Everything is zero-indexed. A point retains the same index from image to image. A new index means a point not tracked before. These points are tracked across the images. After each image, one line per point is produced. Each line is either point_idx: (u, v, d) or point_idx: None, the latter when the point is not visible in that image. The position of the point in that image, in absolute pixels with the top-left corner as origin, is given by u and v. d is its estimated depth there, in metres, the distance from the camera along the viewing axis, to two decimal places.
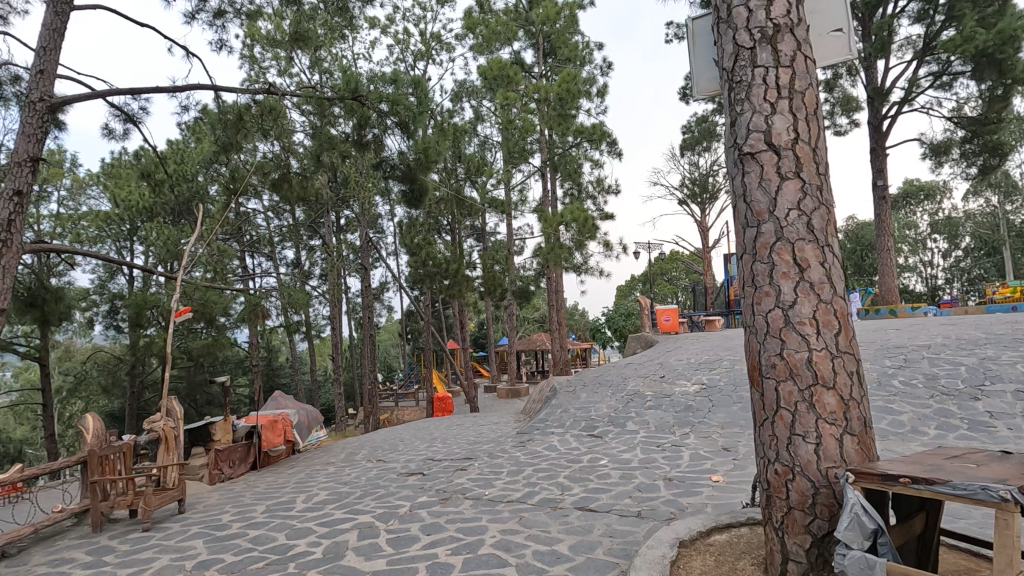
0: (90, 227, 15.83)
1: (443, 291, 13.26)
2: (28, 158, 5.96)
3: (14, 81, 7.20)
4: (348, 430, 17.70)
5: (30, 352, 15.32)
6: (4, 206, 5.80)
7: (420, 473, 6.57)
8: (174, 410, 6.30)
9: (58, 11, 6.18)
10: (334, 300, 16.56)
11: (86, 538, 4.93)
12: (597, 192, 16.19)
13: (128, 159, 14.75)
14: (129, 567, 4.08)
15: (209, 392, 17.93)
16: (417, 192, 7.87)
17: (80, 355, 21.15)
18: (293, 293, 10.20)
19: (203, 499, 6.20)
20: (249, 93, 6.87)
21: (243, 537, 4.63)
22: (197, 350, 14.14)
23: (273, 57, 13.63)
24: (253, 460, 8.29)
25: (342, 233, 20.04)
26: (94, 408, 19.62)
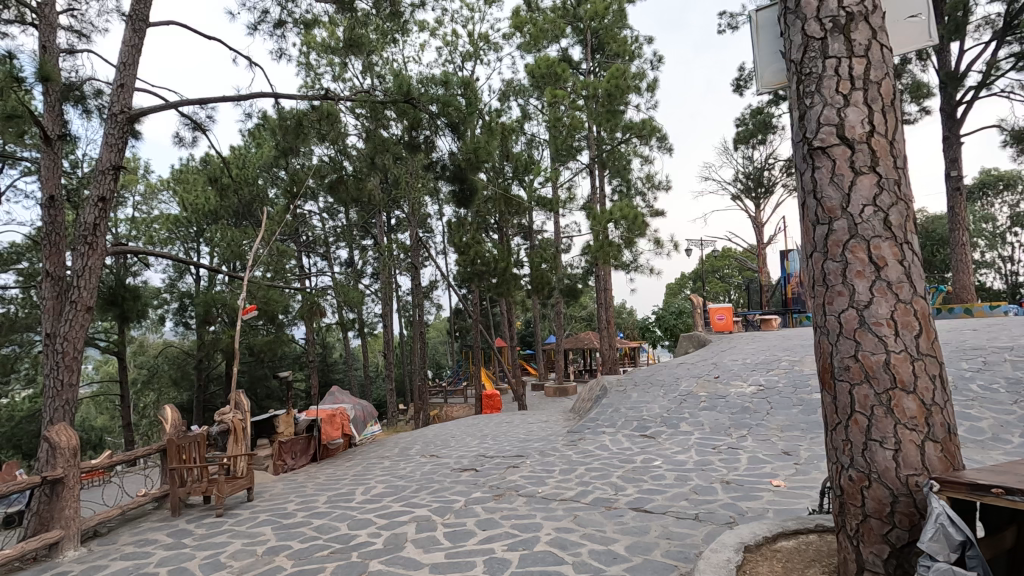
0: (162, 229, 16.86)
1: (492, 289, 13.37)
2: (110, 167, 6.41)
3: (97, 95, 7.78)
4: (400, 425, 18.17)
5: (109, 346, 16.48)
6: (90, 212, 6.29)
7: (473, 469, 6.68)
8: (242, 403, 6.66)
9: (136, 28, 6.63)
10: (385, 298, 17.01)
11: (167, 521, 5.27)
12: (646, 189, 15.97)
13: (196, 165, 15.66)
14: (206, 550, 4.34)
15: (269, 386, 18.80)
16: (467, 191, 7.95)
17: (153, 350, 22.58)
18: (348, 292, 10.54)
19: (269, 489, 6.52)
20: (307, 99, 7.17)
21: (307, 526, 4.83)
22: (259, 346, 14.88)
23: (328, 63, 14.10)
24: (313, 452, 8.63)
25: (393, 233, 20.54)
26: (165, 399, 20.93)
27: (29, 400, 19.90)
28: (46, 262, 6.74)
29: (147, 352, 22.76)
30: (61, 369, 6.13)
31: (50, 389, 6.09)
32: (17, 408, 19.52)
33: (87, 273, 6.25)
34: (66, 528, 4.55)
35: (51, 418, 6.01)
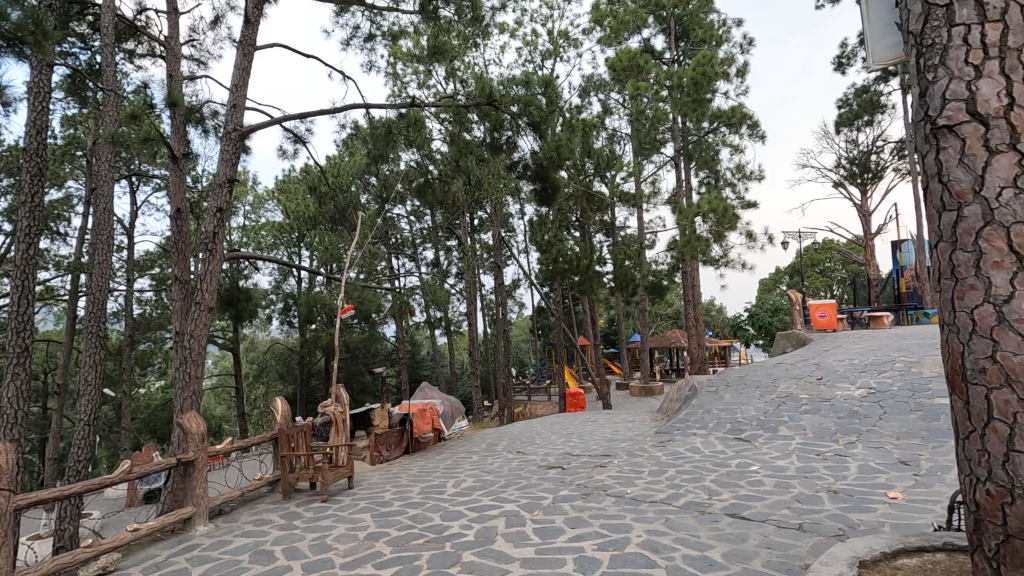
0: (269, 236, 18.35)
1: (574, 287, 13.27)
2: (226, 180, 7.07)
3: (214, 116, 8.61)
4: (485, 421, 18.57)
5: (226, 343, 18.18)
6: (211, 221, 6.98)
7: (559, 466, 6.69)
8: (342, 397, 7.11)
9: (245, 53, 7.25)
10: (470, 296, 17.43)
11: (279, 503, 5.74)
12: (737, 179, 15.19)
13: (297, 175, 16.89)
14: (314, 532, 4.68)
15: (364, 381, 19.91)
16: (549, 189, 7.95)
17: (262, 347, 24.66)
18: (435, 292, 10.91)
19: (367, 478, 6.92)
20: (395, 107, 7.51)
21: (403, 515, 5.07)
22: (354, 342, 15.81)
23: (414, 72, 14.67)
24: (406, 445, 9.02)
25: (476, 233, 20.99)
26: (273, 392, 22.75)
27: (162, 390, 22.42)
28: (175, 267, 7.53)
29: (257, 348, 24.87)
30: (189, 363, 6.85)
31: (180, 380, 6.82)
32: (153, 398, 22.07)
33: (209, 276, 6.93)
34: (197, 505, 5.07)
35: (182, 407, 6.73)
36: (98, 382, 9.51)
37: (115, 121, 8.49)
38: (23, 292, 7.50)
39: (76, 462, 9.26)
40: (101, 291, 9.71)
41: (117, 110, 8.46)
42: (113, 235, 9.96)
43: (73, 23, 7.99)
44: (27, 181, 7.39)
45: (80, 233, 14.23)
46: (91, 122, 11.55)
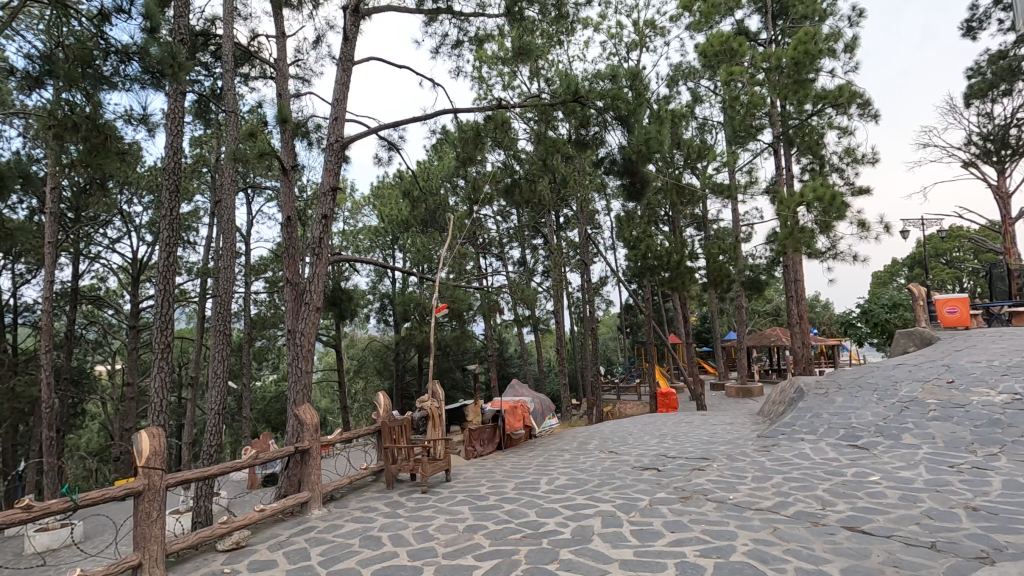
0: (366, 239, 19.39)
1: (665, 284, 12.82)
2: (329, 189, 7.60)
3: (317, 128, 9.27)
4: (574, 420, 18.47)
5: (330, 340, 19.50)
6: (317, 227, 7.55)
7: (655, 468, 6.53)
8: (438, 392, 7.38)
9: (344, 68, 7.73)
10: (557, 295, 17.41)
11: (383, 492, 6.09)
12: (845, 163, 13.99)
13: (391, 181, 17.76)
14: (416, 521, 4.90)
15: (454, 377, 20.52)
16: (638, 184, 7.77)
17: (361, 344, 26.14)
18: (524, 290, 10.99)
19: (463, 472, 7.13)
20: (482, 111, 7.67)
21: (499, 509, 5.18)
22: (447, 340, 16.37)
23: (499, 74, 14.89)
24: (499, 440, 9.23)
25: (562, 231, 20.95)
26: (372, 387, 24.06)
27: (275, 384, 24.46)
28: (287, 270, 8.14)
29: (357, 345, 26.41)
30: (301, 360, 7.41)
31: (293, 375, 7.38)
32: (268, 390, 24.13)
33: (317, 278, 7.45)
34: (312, 490, 5.50)
35: (295, 399, 7.30)
36: (224, 376, 10.56)
37: (235, 140, 9.35)
38: (165, 294, 8.51)
39: (209, 448, 10.34)
40: (226, 294, 10.77)
41: (236, 130, 9.33)
42: (236, 243, 11.00)
43: (199, 54, 8.92)
44: (167, 197, 8.39)
45: (206, 242, 15.86)
46: (213, 141, 12.83)
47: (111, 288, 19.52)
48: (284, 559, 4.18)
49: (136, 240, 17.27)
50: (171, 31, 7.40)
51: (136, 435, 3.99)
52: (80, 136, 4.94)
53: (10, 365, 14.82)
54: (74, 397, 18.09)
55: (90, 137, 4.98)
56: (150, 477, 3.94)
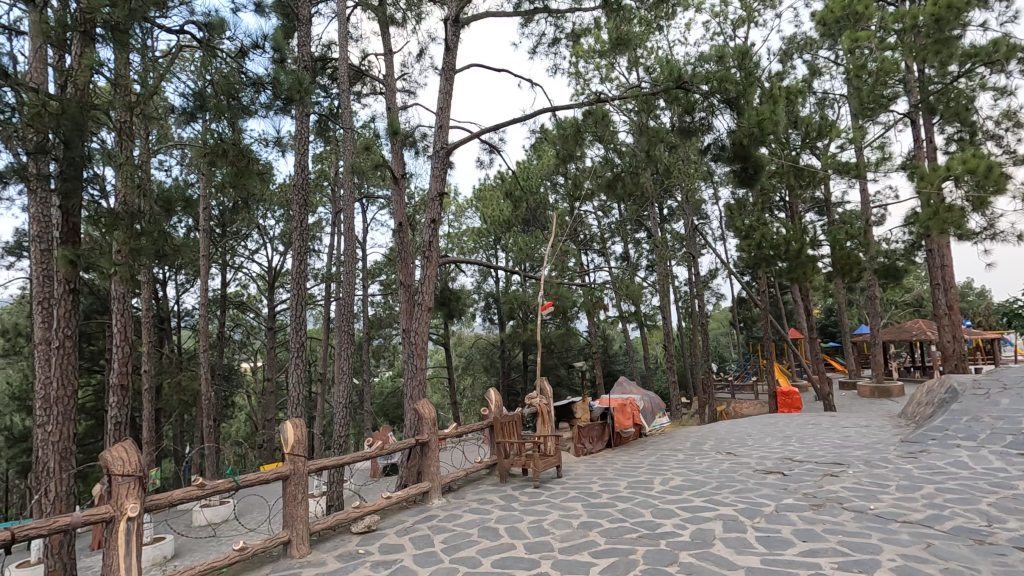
0: (470, 240, 20.06)
1: (783, 274, 11.91)
2: (437, 194, 7.95)
3: (424, 137, 9.77)
4: (686, 420, 17.72)
5: (440, 338, 20.41)
6: (427, 231, 7.93)
7: (780, 472, 6.11)
8: (546, 388, 7.46)
9: (447, 77, 8.05)
10: (662, 289, 16.83)
11: (497, 485, 6.28)
12: (1003, 128, 12.12)
13: (492, 183, 18.20)
14: (531, 515, 5.00)
15: (559, 374, 20.58)
16: (751, 169, 7.29)
17: (468, 342, 27.07)
18: (629, 286, 10.75)
19: (574, 469, 7.15)
20: (580, 106, 7.61)
21: (613, 507, 5.14)
22: (551, 337, 16.44)
23: (596, 68, 14.69)
24: (608, 438, 9.15)
25: (667, 223, 20.22)
26: (479, 383, 24.83)
27: (391, 380, 26.07)
28: (400, 273, 8.62)
29: (464, 344, 27.38)
30: (415, 357, 7.82)
31: (409, 371, 7.79)
32: (385, 386, 25.80)
33: (427, 280, 7.84)
34: (432, 481, 5.80)
35: (412, 394, 7.72)
36: (348, 373, 11.46)
37: (352, 154, 10.10)
38: (298, 298, 9.44)
39: (338, 438, 11.28)
40: (349, 298, 11.67)
41: (352, 145, 10.08)
42: (356, 249, 11.91)
43: (319, 78, 9.77)
44: (297, 210, 9.27)
45: (329, 249, 17.30)
46: (332, 156, 13.96)
47: (251, 293, 21.94)
48: (410, 544, 4.46)
49: (271, 250, 19.28)
50: (297, 60, 8.19)
51: (283, 425, 4.46)
52: (229, 161, 5.61)
53: (177, 361, 17.19)
54: (225, 390, 20.58)
55: (236, 161, 5.64)
56: (295, 463, 4.39)
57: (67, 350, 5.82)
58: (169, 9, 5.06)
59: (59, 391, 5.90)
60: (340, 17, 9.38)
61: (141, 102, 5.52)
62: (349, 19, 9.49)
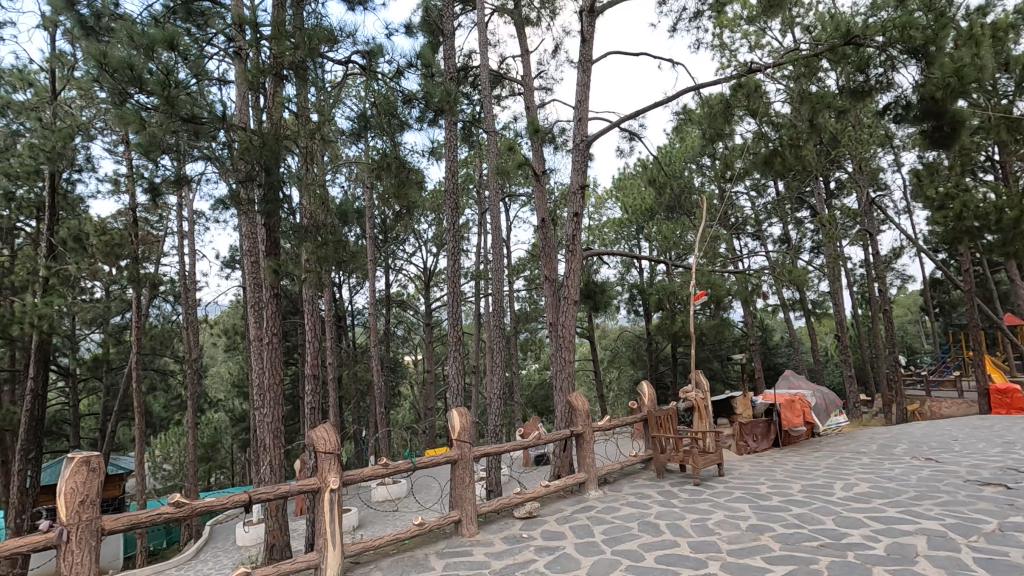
0: (611, 232, 19.77)
1: (993, 249, 9.94)
2: (578, 187, 7.97)
3: (562, 132, 9.85)
4: (867, 420, 15.65)
5: (585, 331, 20.46)
6: (569, 225, 7.99)
7: (1002, 484, 5.13)
8: (702, 381, 7.15)
9: (585, 69, 8.02)
10: (832, 273, 15.04)
11: (655, 481, 6.15)
12: None
13: (633, 172, 17.73)
14: (694, 513, 4.81)
15: (712, 367, 19.45)
16: (945, 127, 6.20)
17: (613, 335, 26.77)
18: (793, 272, 9.52)
19: (737, 468, 6.73)
20: (727, 79, 7.02)
21: (787, 512, 4.75)
22: (703, 328, 15.58)
23: (744, 36, 13.53)
24: (775, 437, 8.51)
25: (835, 198, 17.99)
26: (626, 376, 24.43)
27: (538, 373, 26.77)
28: (545, 268, 8.76)
29: (609, 336, 27.11)
30: (563, 350, 7.91)
31: (558, 364, 7.86)
32: (532, 379, 26.58)
33: (572, 273, 7.91)
34: (588, 472, 5.86)
35: (562, 386, 7.85)
36: (501, 364, 12.01)
37: (496, 156, 10.54)
38: (454, 295, 10.12)
39: (493, 428, 11.85)
40: (498, 293, 12.21)
41: (495, 148, 10.47)
42: (502, 247, 12.39)
43: (463, 87, 10.34)
44: (448, 213, 9.94)
45: (477, 249, 18.22)
46: (477, 159, 14.69)
47: (411, 292, 23.96)
48: (571, 532, 4.55)
49: (426, 252, 20.89)
50: (443, 72, 8.77)
51: (450, 413, 4.82)
52: (393, 173, 6.18)
53: (353, 354, 19.43)
54: (393, 380, 22.79)
55: (399, 173, 6.18)
56: (462, 448, 4.73)
57: (273, 345, 6.83)
58: (338, 45, 5.72)
59: (270, 380, 6.96)
60: (480, 26, 9.80)
61: (319, 129, 6.35)
62: (487, 26, 9.87)
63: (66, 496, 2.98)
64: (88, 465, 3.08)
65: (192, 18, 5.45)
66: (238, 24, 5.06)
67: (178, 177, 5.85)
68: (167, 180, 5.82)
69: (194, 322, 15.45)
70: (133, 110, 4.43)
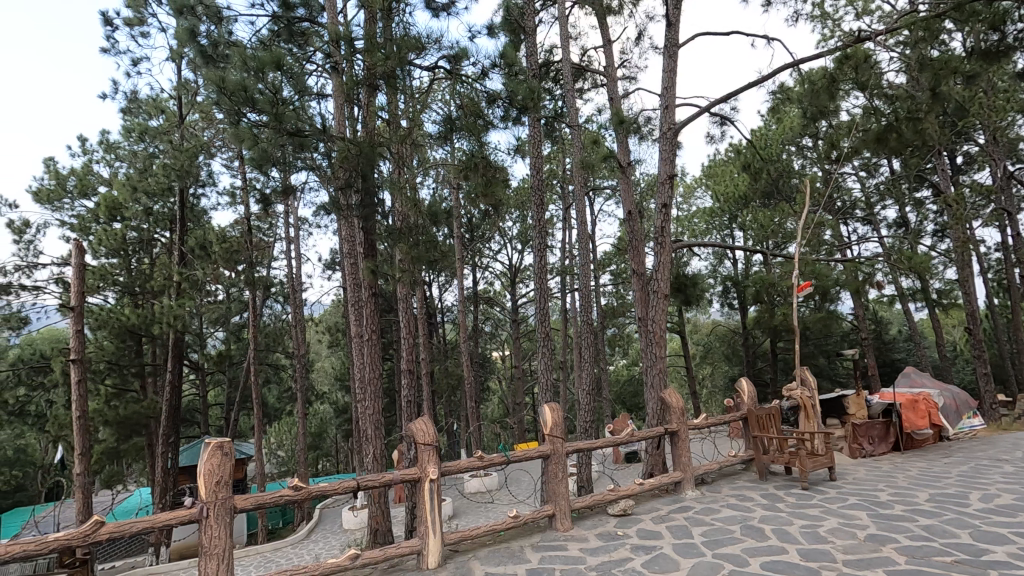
0: (702, 222, 18.95)
1: None
2: (667, 176, 7.71)
3: (648, 121, 9.57)
4: (1008, 424, 13.84)
5: (675, 326, 19.77)
6: (658, 217, 7.73)
7: None
8: (808, 378, 6.68)
9: (671, 54, 7.72)
10: (960, 258, 13.43)
11: (757, 483, 5.83)
12: None
13: (725, 158, 16.86)
14: (803, 519, 4.51)
15: (818, 363, 18.09)
16: None
17: (705, 330, 25.68)
18: (915, 257, 8.70)
19: (852, 473, 6.20)
20: (829, 51, 6.44)
21: (912, 522, 4.32)
22: (807, 321, 14.52)
23: (849, 2, 12.40)
24: (895, 440, 7.79)
25: (962, 174, 16.03)
26: (721, 373, 23.32)
27: (626, 369, 26.24)
28: (633, 262, 8.55)
29: (701, 331, 26.03)
30: (654, 345, 7.68)
31: (650, 359, 7.65)
32: (620, 375, 26.17)
33: (662, 266, 7.66)
34: (684, 471, 5.66)
35: (653, 382, 7.65)
36: (590, 360, 11.90)
37: (580, 150, 10.44)
38: (541, 290, 10.16)
39: (583, 424, 11.79)
40: (585, 288, 12.09)
41: (579, 142, 10.38)
42: (588, 241, 12.24)
43: (546, 83, 10.33)
44: (534, 209, 9.97)
45: (562, 244, 18.17)
46: (560, 154, 14.65)
47: (497, 289, 24.38)
48: (668, 533, 4.43)
49: (511, 249, 21.16)
50: (526, 70, 8.83)
51: (542, 408, 4.87)
52: (479, 173, 6.30)
53: (444, 350, 20.12)
54: (482, 375, 23.31)
55: (485, 173, 6.30)
56: (554, 443, 4.75)
57: (373, 341, 7.23)
58: (425, 51, 5.91)
59: (369, 374, 7.37)
60: (561, 19, 9.74)
61: (410, 134, 6.62)
62: (568, 19, 9.79)
63: (205, 476, 3.35)
64: (221, 449, 3.42)
65: (293, 38, 5.88)
66: (334, 40, 5.39)
67: (285, 187, 6.34)
68: (276, 190, 6.32)
69: (301, 321, 16.70)
70: (247, 128, 4.90)
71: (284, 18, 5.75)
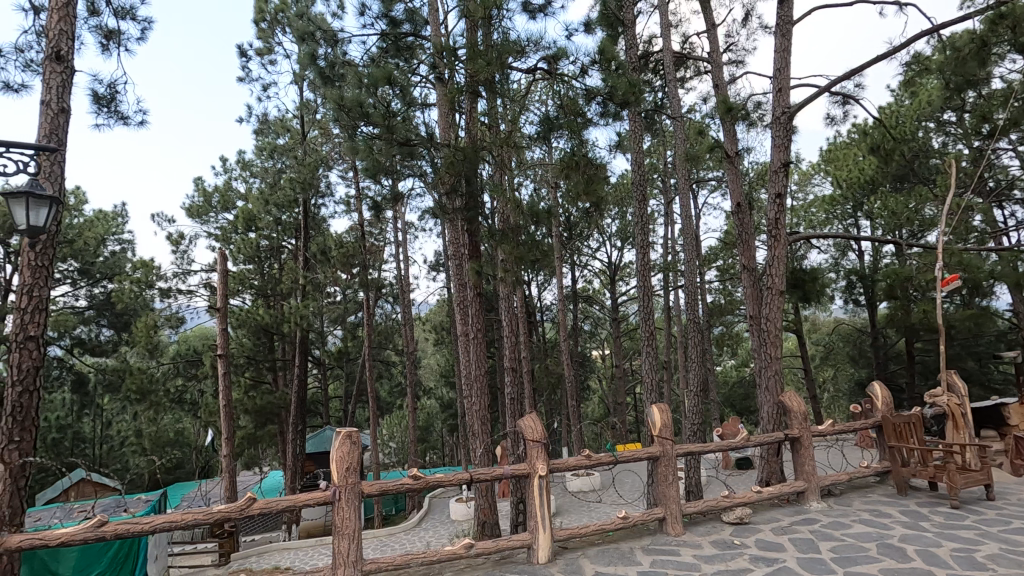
0: (820, 211, 17.44)
1: None
2: (780, 164, 7.19)
3: (758, 106, 8.99)
4: None
5: (790, 325, 18.36)
6: (771, 208, 7.22)
7: None
8: (958, 384, 5.91)
9: (784, 33, 7.19)
10: None
11: (895, 498, 5.27)
12: None
13: (847, 140, 15.38)
14: (954, 542, 4.01)
15: (965, 368, 15.91)
16: None
17: (827, 329, 23.55)
18: None
19: (1016, 493, 5.40)
20: (978, 10, 5.64)
21: None
22: (951, 319, 12.84)
23: None
24: None
25: None
26: (845, 376, 21.28)
27: (736, 370, 24.78)
28: (743, 257, 8.07)
29: (821, 330, 23.96)
30: (770, 345, 7.19)
31: (763, 360, 7.16)
32: (728, 376, 24.84)
33: (776, 260, 7.16)
34: (808, 481, 5.26)
35: (767, 384, 7.18)
36: (697, 360, 11.40)
37: (683, 143, 10.05)
38: (644, 287, 9.90)
39: (690, 426, 11.33)
40: (691, 285, 11.60)
41: (682, 134, 9.98)
42: (693, 236, 11.73)
43: (645, 75, 10.04)
44: (635, 206, 9.74)
45: (664, 240, 17.59)
46: (661, 147, 14.17)
47: (596, 287, 24.11)
48: (792, 546, 4.14)
49: (610, 247, 20.83)
50: (625, 63, 8.66)
51: (650, 409, 4.75)
52: (579, 172, 6.27)
53: (544, 349, 20.28)
54: (582, 374, 23.18)
55: (584, 171, 6.27)
56: (663, 445, 4.62)
57: (478, 339, 7.48)
58: (525, 55, 6.01)
59: (475, 372, 7.60)
60: (661, 8, 9.43)
61: (510, 137, 6.74)
62: (669, 7, 9.44)
63: (338, 461, 3.67)
64: (350, 439, 3.73)
65: (401, 53, 6.23)
66: (438, 51, 5.64)
67: (395, 194, 6.74)
68: (388, 197, 6.74)
69: (409, 320, 17.61)
70: (363, 141, 5.29)
71: (391, 34, 6.13)
